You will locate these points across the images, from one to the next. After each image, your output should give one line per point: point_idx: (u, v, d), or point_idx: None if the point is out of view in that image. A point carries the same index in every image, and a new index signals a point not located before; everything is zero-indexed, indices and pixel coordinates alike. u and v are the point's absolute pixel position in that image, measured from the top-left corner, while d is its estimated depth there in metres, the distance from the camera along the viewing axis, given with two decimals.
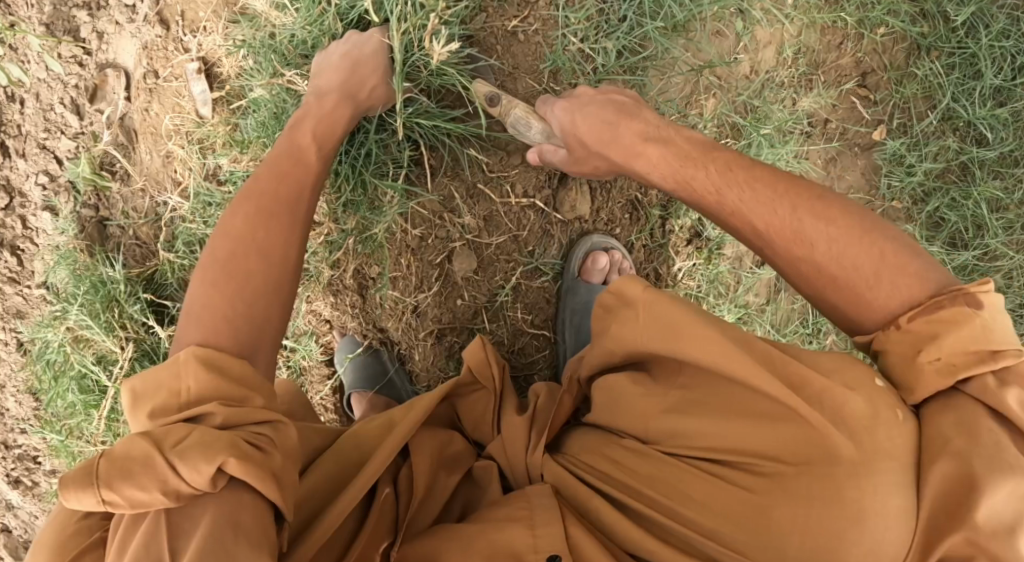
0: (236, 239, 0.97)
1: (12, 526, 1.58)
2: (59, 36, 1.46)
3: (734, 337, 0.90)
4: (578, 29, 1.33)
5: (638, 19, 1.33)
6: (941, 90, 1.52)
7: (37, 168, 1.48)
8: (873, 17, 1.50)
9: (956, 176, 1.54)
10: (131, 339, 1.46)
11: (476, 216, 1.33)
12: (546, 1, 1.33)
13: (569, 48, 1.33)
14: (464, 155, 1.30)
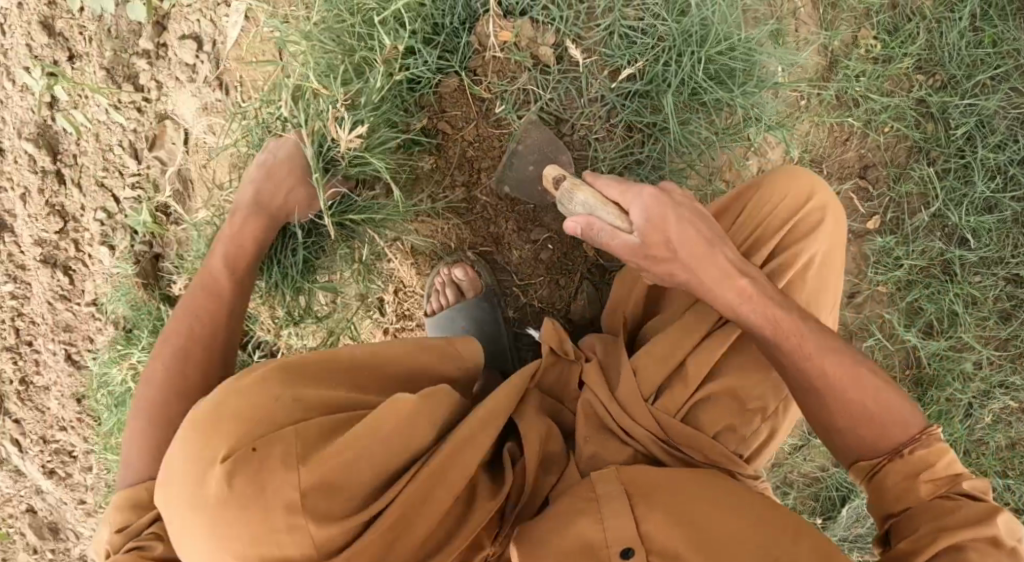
0: (182, 343, 1.21)
1: (39, 508, 1.68)
2: (120, 82, 1.55)
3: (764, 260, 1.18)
4: (607, 164, 1.37)
5: (662, 162, 1.36)
6: (935, 193, 1.64)
7: (96, 204, 1.57)
8: (878, 120, 1.63)
9: (938, 271, 1.67)
10: None
11: (509, 317, 1.46)
12: (581, 135, 1.36)
13: (598, 179, 1.38)
14: (504, 260, 1.44)
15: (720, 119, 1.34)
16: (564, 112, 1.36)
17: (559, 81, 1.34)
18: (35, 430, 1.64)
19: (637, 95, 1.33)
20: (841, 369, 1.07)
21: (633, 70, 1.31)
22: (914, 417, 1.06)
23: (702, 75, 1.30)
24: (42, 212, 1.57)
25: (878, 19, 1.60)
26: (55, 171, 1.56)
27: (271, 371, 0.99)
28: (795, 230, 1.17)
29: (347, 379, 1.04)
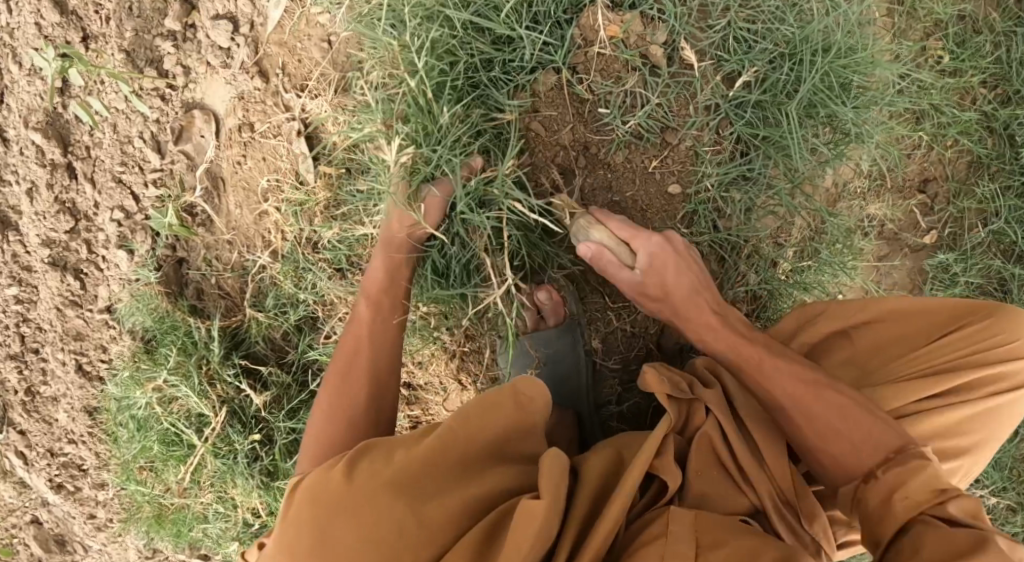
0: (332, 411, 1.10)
1: (44, 520, 1.63)
2: (142, 67, 1.41)
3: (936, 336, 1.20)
4: (714, 178, 1.27)
5: (770, 179, 1.28)
6: (995, 210, 1.62)
7: (114, 203, 1.45)
8: (945, 135, 1.58)
9: (993, 288, 1.65)
10: (222, 402, 1.43)
11: (594, 343, 1.33)
12: (688, 144, 1.27)
13: (703, 193, 1.28)
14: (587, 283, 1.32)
15: (825, 134, 1.29)
16: (672, 119, 1.25)
17: (669, 85, 1.24)
18: (41, 443, 1.58)
19: (751, 104, 1.24)
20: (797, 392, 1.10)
21: (749, 77, 1.22)
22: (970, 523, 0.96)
23: (820, 87, 1.24)
24: (51, 209, 1.47)
25: (950, 30, 1.55)
26: (65, 164, 1.46)
27: (364, 475, 0.97)
28: (996, 363, 1.18)
29: (451, 461, 0.99)
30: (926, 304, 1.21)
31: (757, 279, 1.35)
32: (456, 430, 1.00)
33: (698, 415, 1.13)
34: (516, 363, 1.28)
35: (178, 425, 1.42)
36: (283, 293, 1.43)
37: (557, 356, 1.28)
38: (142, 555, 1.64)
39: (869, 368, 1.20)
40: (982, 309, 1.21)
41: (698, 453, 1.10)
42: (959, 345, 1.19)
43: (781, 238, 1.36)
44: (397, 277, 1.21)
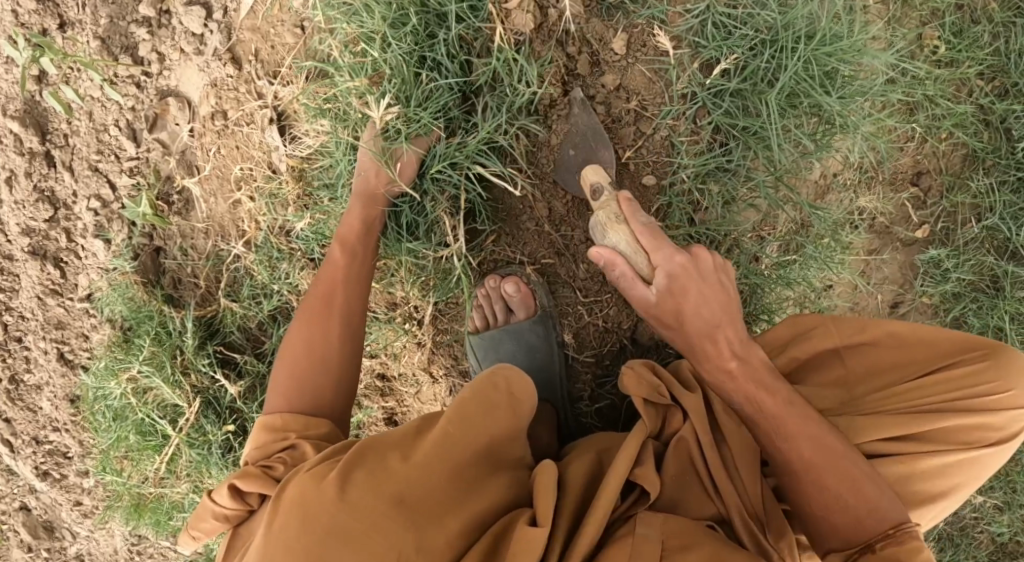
0: (309, 352, 1.12)
1: (33, 505, 1.64)
2: (116, 54, 1.42)
3: (924, 369, 1.19)
4: (689, 169, 1.24)
5: (750, 172, 1.25)
6: (989, 206, 1.58)
7: (89, 192, 1.46)
8: (940, 126, 1.54)
9: (985, 284, 1.61)
10: (197, 393, 1.43)
11: (566, 337, 1.30)
12: (664, 135, 1.24)
13: (677, 185, 1.25)
14: (559, 279, 1.29)
15: (810, 126, 1.25)
16: (646, 108, 1.24)
17: (642, 72, 1.23)
18: (26, 430, 1.59)
19: (730, 94, 1.21)
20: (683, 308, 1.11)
21: (727, 66, 1.18)
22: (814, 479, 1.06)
23: (803, 75, 1.18)
24: (30, 198, 1.47)
25: (946, 19, 1.50)
26: (43, 152, 1.46)
27: (361, 488, 0.94)
28: (984, 407, 1.16)
29: (449, 470, 0.98)
30: (923, 333, 1.20)
31: (737, 274, 1.34)
32: (450, 437, 1.00)
33: (675, 420, 1.16)
34: (487, 358, 1.27)
35: (153, 415, 1.42)
36: (257, 284, 1.43)
37: (530, 350, 1.25)
38: (128, 541, 1.65)
39: (854, 393, 1.20)
40: (982, 347, 1.19)
41: (673, 459, 1.12)
42: (950, 383, 1.17)
43: (765, 231, 1.33)
44: (370, 234, 1.22)
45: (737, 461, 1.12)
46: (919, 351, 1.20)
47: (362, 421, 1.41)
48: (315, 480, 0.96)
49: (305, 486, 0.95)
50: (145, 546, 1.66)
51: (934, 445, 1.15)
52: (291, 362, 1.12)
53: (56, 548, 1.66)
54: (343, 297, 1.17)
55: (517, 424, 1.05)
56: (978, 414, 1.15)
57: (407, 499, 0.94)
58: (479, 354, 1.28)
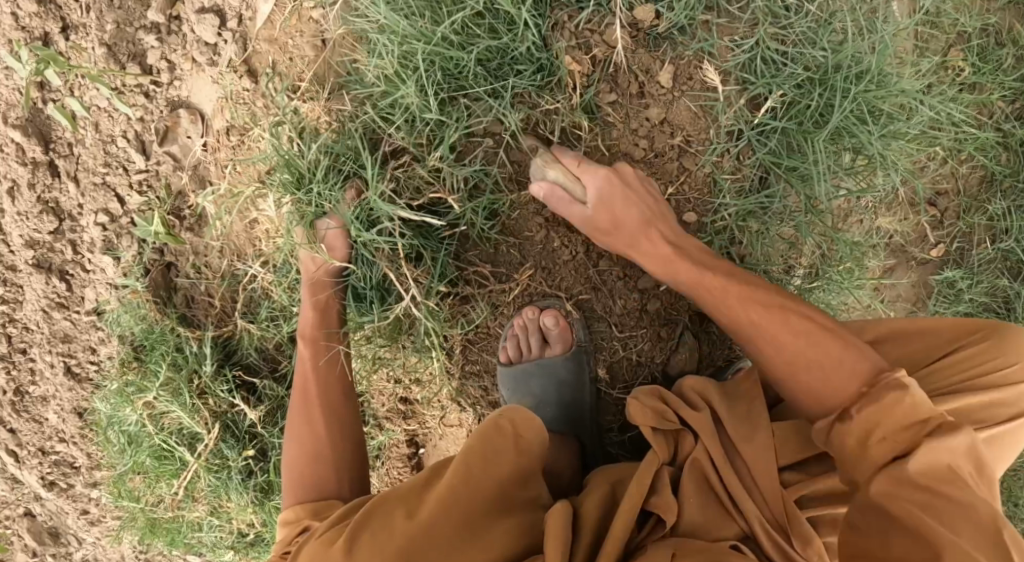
0: (304, 449, 1.18)
1: (38, 513, 1.61)
2: (123, 62, 1.38)
3: (940, 352, 1.22)
4: (732, 206, 1.22)
5: (790, 208, 1.23)
6: (1005, 229, 1.60)
7: (97, 205, 1.43)
8: (962, 149, 1.54)
9: (996, 304, 1.63)
10: (215, 417, 1.40)
11: (599, 371, 1.28)
12: (706, 171, 1.22)
13: (718, 222, 1.23)
14: (592, 314, 1.28)
15: (848, 160, 1.24)
16: (691, 144, 1.21)
17: (687, 107, 1.20)
18: (32, 442, 1.55)
19: (776, 132, 1.18)
20: (800, 347, 1.02)
21: (775, 103, 1.16)
22: (870, 363, 0.99)
23: (849, 114, 1.18)
24: (34, 209, 1.44)
25: (973, 42, 1.49)
26: (47, 162, 1.43)
27: (364, 550, 0.98)
28: (1002, 381, 1.19)
29: (449, 524, 1.00)
30: (931, 323, 1.24)
31: None
32: (448, 491, 1.01)
33: (687, 444, 1.18)
34: (518, 393, 1.26)
35: (170, 440, 1.39)
36: (275, 305, 1.40)
37: (561, 385, 1.25)
38: (137, 551, 1.63)
39: None
40: (978, 329, 1.24)
41: (689, 482, 1.14)
42: (960, 363, 1.21)
43: (793, 260, 1.35)
44: (328, 319, 1.26)
45: (754, 473, 1.13)
46: (932, 338, 1.23)
47: (384, 443, 1.41)
48: (328, 541, 1.02)
49: (318, 548, 1.02)
50: (154, 555, 1.64)
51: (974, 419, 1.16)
52: (297, 471, 1.17)
53: (61, 555, 1.64)
54: (324, 386, 1.23)
55: (527, 466, 1.07)
56: (1001, 385, 1.19)
57: (410, 556, 0.98)
58: (509, 387, 1.26)
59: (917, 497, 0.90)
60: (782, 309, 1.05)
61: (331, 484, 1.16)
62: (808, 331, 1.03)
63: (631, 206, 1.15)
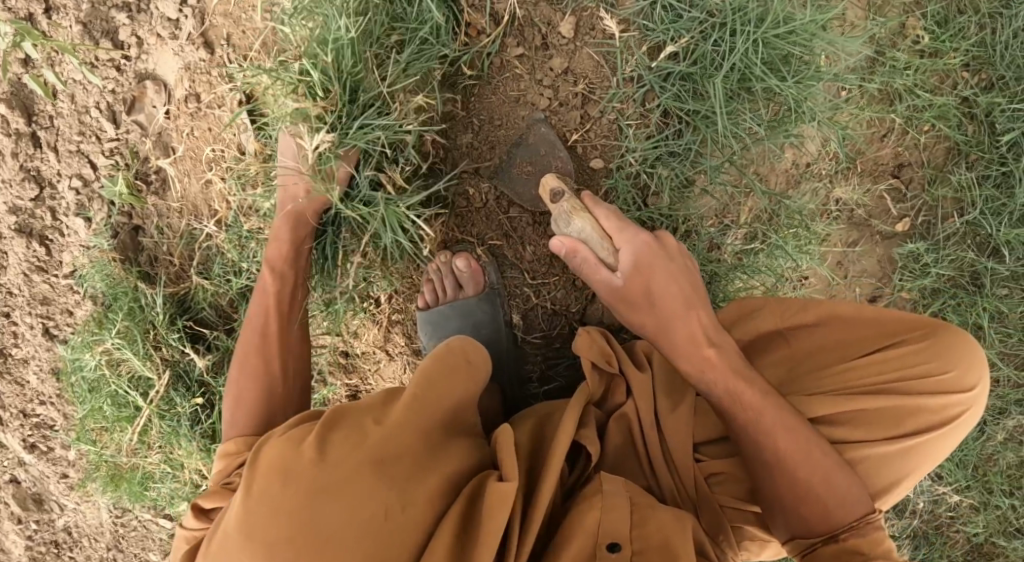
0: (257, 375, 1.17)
1: (23, 479, 1.67)
2: (97, 38, 1.45)
3: (873, 345, 1.16)
4: (639, 151, 1.27)
5: (699, 152, 1.26)
6: (971, 201, 1.55)
7: (72, 171, 1.51)
8: (920, 118, 1.51)
9: (966, 281, 1.58)
10: (167, 365, 1.47)
11: (514, 317, 1.34)
12: (612, 117, 1.27)
13: (626, 168, 1.28)
14: (508, 266, 1.33)
15: (767, 110, 1.24)
16: (593, 91, 1.27)
17: (589, 56, 1.26)
18: (14, 404, 1.63)
19: (678, 77, 1.22)
20: (795, 444, 1.05)
21: (675, 49, 1.20)
22: (856, 497, 1.06)
23: (752, 59, 1.19)
24: (16, 177, 1.52)
25: (928, 8, 1.47)
26: (30, 134, 1.51)
27: (340, 448, 0.94)
28: (933, 387, 1.12)
29: (422, 430, 1.00)
30: (869, 314, 1.16)
31: (694, 260, 1.34)
32: (419, 401, 1.01)
33: (618, 393, 1.21)
34: (436, 335, 1.30)
35: (125, 387, 1.47)
36: (227, 262, 1.46)
37: (477, 326, 1.29)
38: (112, 514, 1.67)
39: (796, 371, 1.18)
40: (924, 327, 1.15)
41: (614, 431, 1.19)
42: (894, 362, 1.14)
43: (728, 219, 1.33)
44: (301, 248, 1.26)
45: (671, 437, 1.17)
46: (865, 330, 1.17)
47: (328, 398, 1.44)
48: (292, 446, 0.95)
49: (284, 452, 0.94)
50: (128, 519, 1.68)
51: (876, 424, 1.12)
52: (241, 387, 1.16)
53: (44, 521, 1.69)
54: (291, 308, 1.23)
55: (472, 389, 1.09)
56: (923, 394, 1.11)
57: (384, 459, 0.95)
58: (426, 330, 1.30)
59: None
60: (768, 395, 1.07)
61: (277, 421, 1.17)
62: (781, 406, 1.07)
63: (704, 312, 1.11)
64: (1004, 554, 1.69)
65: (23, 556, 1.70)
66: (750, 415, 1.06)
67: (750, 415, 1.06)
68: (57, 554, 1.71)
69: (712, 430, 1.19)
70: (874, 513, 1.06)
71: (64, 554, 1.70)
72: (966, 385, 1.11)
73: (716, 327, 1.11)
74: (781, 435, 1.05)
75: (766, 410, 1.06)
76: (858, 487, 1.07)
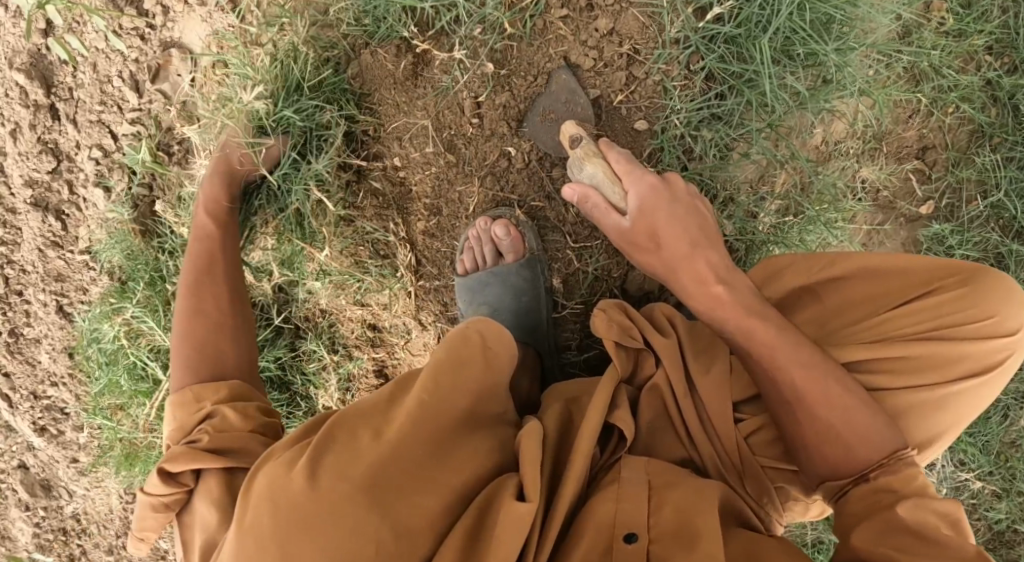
0: (210, 324, 1.18)
1: (31, 465, 1.57)
2: (122, 6, 1.41)
3: (905, 294, 1.14)
4: (683, 113, 1.27)
5: (743, 117, 1.27)
6: (995, 182, 1.55)
7: (91, 141, 1.44)
8: (945, 99, 1.52)
9: (991, 264, 1.58)
10: None
11: (554, 282, 1.34)
12: (656, 80, 1.27)
13: (671, 130, 1.28)
14: (546, 231, 1.33)
15: (806, 76, 1.25)
16: (638, 51, 1.27)
17: (635, 16, 1.26)
18: (25, 385, 1.53)
19: (725, 40, 1.23)
20: (814, 387, 0.99)
21: (721, 11, 1.21)
22: (886, 434, 0.99)
23: (796, 23, 1.21)
24: (33, 149, 1.45)
25: None
26: (49, 105, 1.44)
27: (331, 471, 0.88)
28: (971, 334, 1.09)
29: (424, 440, 0.93)
30: (900, 263, 1.15)
31: (732, 229, 1.34)
32: (422, 408, 0.94)
33: (647, 364, 1.18)
34: (474, 297, 1.29)
35: (145, 358, 1.44)
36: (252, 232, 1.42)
37: (517, 292, 1.29)
38: (123, 500, 1.58)
39: (828, 327, 1.16)
40: (959, 273, 1.13)
41: (646, 404, 1.17)
42: (930, 310, 1.11)
43: (763, 189, 1.33)
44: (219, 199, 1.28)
45: (706, 408, 1.14)
46: (895, 280, 1.15)
47: (353, 372, 1.43)
48: (285, 467, 0.90)
49: (276, 474, 0.90)
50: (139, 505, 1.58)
51: (916, 372, 1.09)
52: (191, 352, 1.15)
53: (52, 509, 1.59)
54: (221, 245, 1.25)
55: (490, 385, 1.01)
56: (964, 340, 1.09)
57: (380, 475, 0.89)
58: (464, 299, 1.30)
59: (870, 534, 0.95)
60: (783, 333, 1.01)
61: (234, 358, 1.16)
62: (796, 340, 1.01)
63: (713, 248, 1.05)
64: None
65: (30, 545, 1.60)
66: (767, 352, 1.00)
67: (767, 353, 1.00)
68: (64, 544, 1.60)
69: (751, 387, 1.15)
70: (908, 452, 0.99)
71: (73, 544, 1.60)
72: (1006, 330, 1.10)
73: (730, 267, 1.05)
74: (800, 372, 0.99)
75: (783, 348, 1.00)
76: (888, 426, 1.00)
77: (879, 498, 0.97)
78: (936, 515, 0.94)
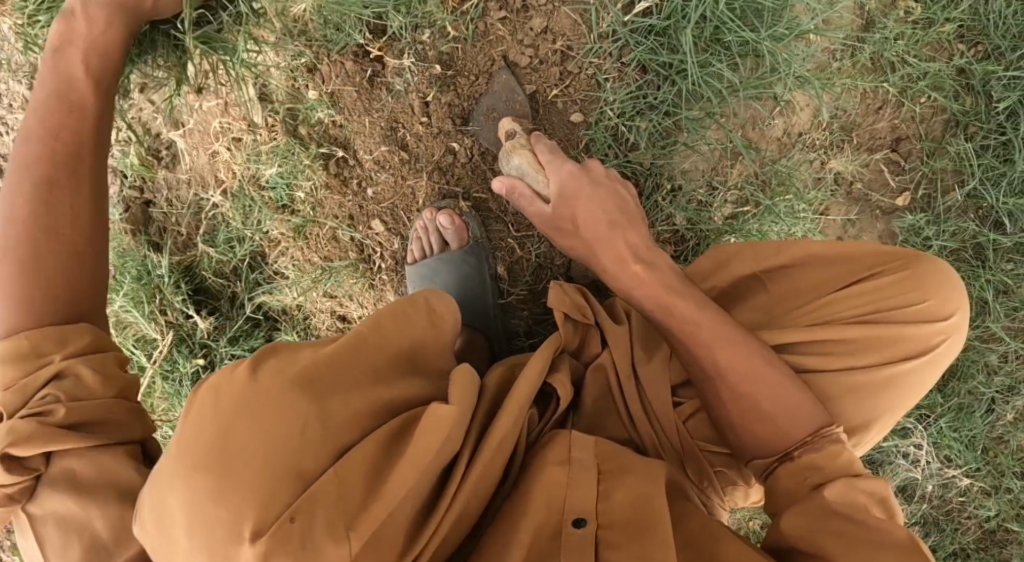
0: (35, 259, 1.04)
1: None
2: None
3: (850, 280, 1.14)
4: (616, 105, 1.36)
5: (673, 106, 1.35)
6: (970, 170, 1.53)
7: None
8: (915, 88, 1.51)
9: (969, 254, 1.56)
10: (171, 327, 1.53)
11: (499, 269, 1.45)
12: (589, 75, 1.37)
13: (606, 122, 1.37)
14: (490, 224, 1.44)
15: (745, 65, 1.33)
16: (571, 47, 1.36)
17: (567, 15, 1.34)
18: None
19: (653, 31, 1.32)
20: (740, 362, 1.01)
21: (647, 6, 1.30)
22: (811, 410, 1.01)
23: (726, 15, 1.28)
24: None
25: None
26: None
27: (271, 372, 0.92)
28: (913, 317, 1.09)
29: (363, 365, 0.97)
30: (846, 250, 1.15)
31: (684, 219, 1.43)
32: (366, 336, 0.98)
33: (594, 345, 1.21)
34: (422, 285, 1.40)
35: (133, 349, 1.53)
36: (231, 230, 1.50)
37: (464, 279, 1.38)
38: None
39: (774, 314, 1.15)
40: (901, 258, 1.13)
41: (591, 385, 1.18)
42: (872, 294, 1.11)
43: (718, 179, 1.41)
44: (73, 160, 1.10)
45: (647, 390, 1.16)
46: (842, 267, 1.15)
47: None
48: (231, 370, 0.94)
49: (223, 374, 0.93)
50: None
51: (857, 356, 1.08)
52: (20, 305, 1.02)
53: None
54: (85, 227, 1.08)
55: (435, 339, 1.05)
56: (905, 323, 1.09)
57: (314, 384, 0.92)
58: (417, 283, 1.41)
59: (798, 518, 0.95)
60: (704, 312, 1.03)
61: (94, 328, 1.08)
62: (719, 319, 1.03)
63: (633, 229, 1.10)
64: (1017, 541, 1.64)
65: None
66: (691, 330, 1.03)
67: (690, 331, 1.03)
68: None
69: None
70: (834, 431, 0.99)
71: None
72: (947, 314, 1.10)
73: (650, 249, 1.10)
74: (723, 348, 1.01)
75: (704, 324, 1.02)
76: (813, 403, 1.01)
77: (802, 475, 0.98)
78: (865, 495, 0.95)
